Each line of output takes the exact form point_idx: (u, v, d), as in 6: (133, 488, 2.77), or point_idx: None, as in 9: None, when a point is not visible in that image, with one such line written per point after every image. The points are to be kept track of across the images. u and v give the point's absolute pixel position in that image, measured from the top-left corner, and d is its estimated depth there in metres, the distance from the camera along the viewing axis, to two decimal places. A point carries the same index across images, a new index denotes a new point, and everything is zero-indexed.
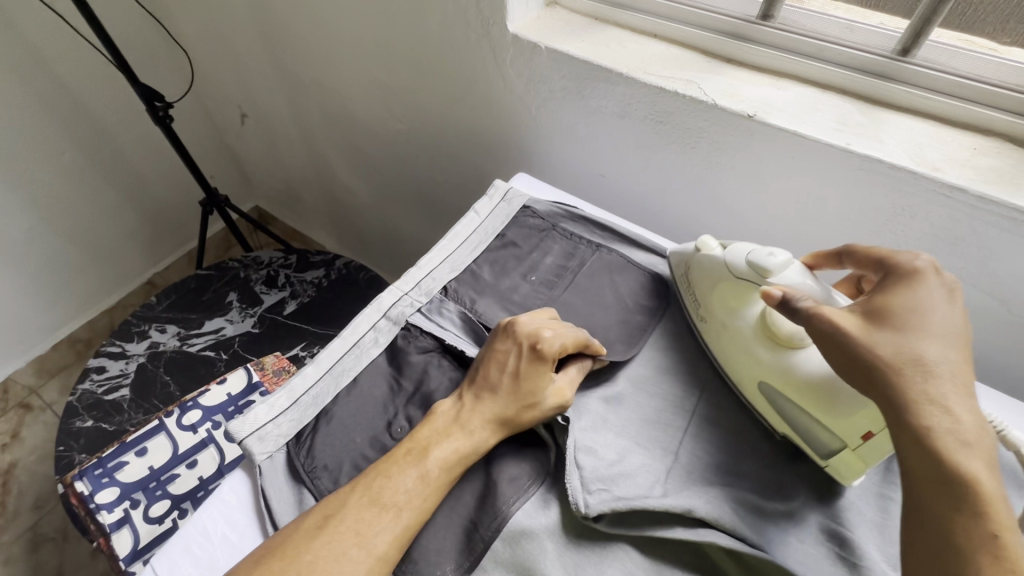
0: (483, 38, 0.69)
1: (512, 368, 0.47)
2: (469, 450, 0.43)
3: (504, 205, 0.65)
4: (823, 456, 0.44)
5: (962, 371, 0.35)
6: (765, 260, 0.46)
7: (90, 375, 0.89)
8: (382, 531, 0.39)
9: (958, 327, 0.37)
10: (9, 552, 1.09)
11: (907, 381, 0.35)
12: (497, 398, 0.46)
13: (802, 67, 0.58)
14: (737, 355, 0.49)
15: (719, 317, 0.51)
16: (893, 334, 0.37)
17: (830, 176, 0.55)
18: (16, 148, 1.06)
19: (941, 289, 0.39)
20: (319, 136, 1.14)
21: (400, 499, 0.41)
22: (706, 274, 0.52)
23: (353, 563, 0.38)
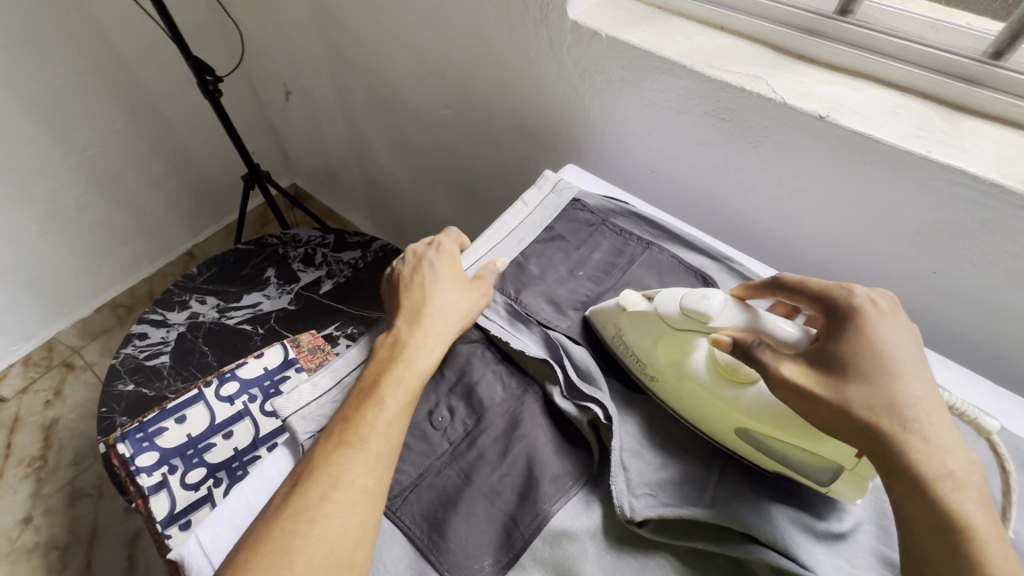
0: (542, 23, 0.67)
1: (435, 282, 0.52)
2: (419, 363, 0.46)
3: (554, 197, 0.64)
4: (825, 483, 0.42)
5: (932, 407, 0.36)
6: (700, 305, 0.44)
7: (134, 340, 0.92)
8: (357, 467, 0.40)
9: (912, 352, 0.38)
10: (48, 503, 1.15)
11: (889, 434, 0.35)
12: (431, 311, 0.50)
13: (879, 67, 0.55)
14: (702, 407, 0.45)
15: (666, 373, 0.47)
16: (861, 381, 0.37)
17: (903, 185, 0.52)
18: (71, 114, 1.09)
19: (883, 311, 0.39)
20: (361, 117, 1.14)
21: (366, 432, 0.41)
22: (640, 327, 0.49)
23: (339, 503, 0.38)
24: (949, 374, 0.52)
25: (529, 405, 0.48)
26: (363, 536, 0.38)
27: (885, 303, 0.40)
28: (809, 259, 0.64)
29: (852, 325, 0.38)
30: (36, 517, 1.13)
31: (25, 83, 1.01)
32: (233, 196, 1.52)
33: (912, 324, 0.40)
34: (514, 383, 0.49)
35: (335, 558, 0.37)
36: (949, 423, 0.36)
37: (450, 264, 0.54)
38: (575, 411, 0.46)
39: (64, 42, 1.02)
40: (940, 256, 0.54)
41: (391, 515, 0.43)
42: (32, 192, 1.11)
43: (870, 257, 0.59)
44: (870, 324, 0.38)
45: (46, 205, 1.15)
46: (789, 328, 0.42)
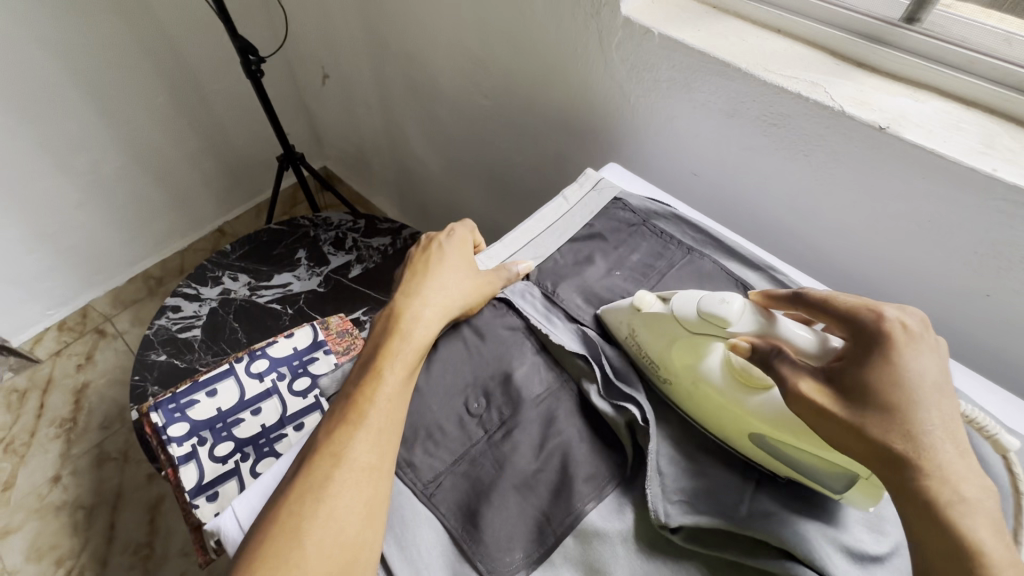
0: (592, 18, 0.66)
1: (434, 270, 0.54)
2: (414, 345, 0.48)
3: (595, 194, 0.64)
4: (838, 490, 0.41)
5: (953, 436, 0.34)
6: (718, 308, 0.43)
7: (167, 312, 0.94)
8: (358, 446, 0.42)
9: (940, 379, 0.35)
10: (76, 464, 1.19)
11: (905, 462, 0.33)
12: (426, 296, 0.51)
13: (943, 79, 0.53)
14: (718, 412, 0.45)
15: (681, 378, 0.47)
16: (879, 406, 0.35)
17: (963, 204, 0.50)
18: (116, 87, 1.11)
19: (914, 336, 0.36)
20: (398, 103, 1.14)
21: (364, 411, 0.43)
22: (656, 328, 0.48)
23: (344, 480, 0.40)
24: (998, 403, 0.50)
25: (564, 401, 0.48)
26: (369, 513, 0.39)
27: (916, 326, 0.37)
28: (853, 272, 0.63)
29: (878, 350, 0.36)
30: (65, 476, 1.17)
31: (75, 54, 1.03)
32: (266, 176, 1.54)
33: (944, 349, 0.37)
34: (553, 376, 0.49)
35: (345, 536, 0.38)
36: (963, 445, 0.34)
37: (450, 253, 0.55)
38: (611, 411, 0.46)
39: (114, 15, 1.04)
40: (995, 278, 0.52)
41: (426, 501, 0.43)
42: (75, 161, 1.14)
43: (917, 274, 0.57)
44: (899, 350, 0.36)
45: (87, 175, 1.18)
46: (806, 336, 0.41)
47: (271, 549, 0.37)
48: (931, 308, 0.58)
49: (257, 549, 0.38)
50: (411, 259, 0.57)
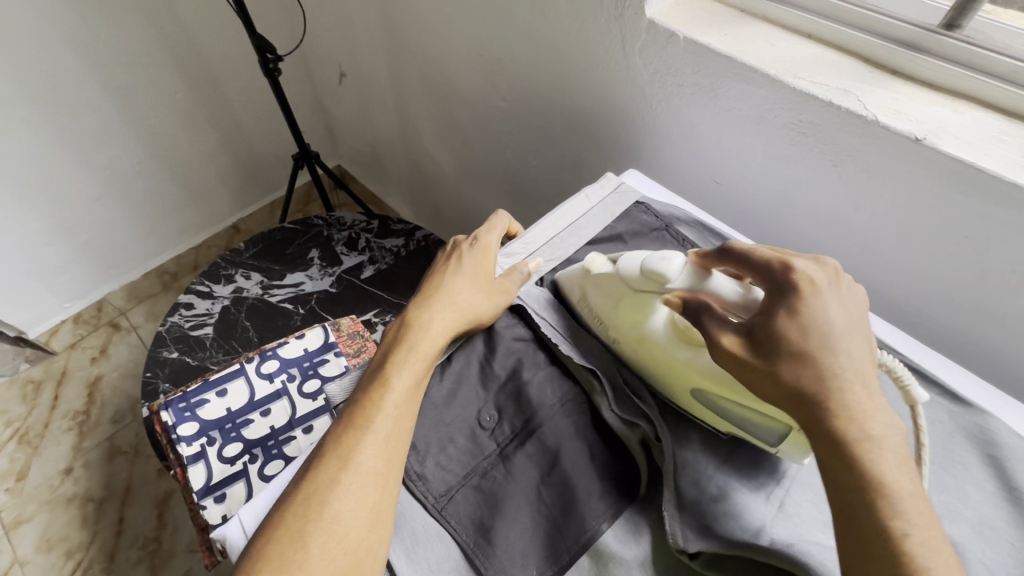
0: (616, 21, 0.64)
1: (454, 272, 0.51)
2: (428, 348, 0.46)
3: (616, 197, 0.62)
4: (775, 443, 0.42)
5: (861, 376, 0.35)
6: (659, 266, 0.44)
7: (180, 309, 0.93)
8: (367, 451, 0.39)
9: (847, 326, 0.37)
10: (88, 456, 1.20)
11: (822, 409, 0.34)
12: (442, 300, 0.49)
13: (983, 88, 0.51)
14: (662, 367, 0.46)
15: (628, 335, 0.48)
16: (791, 354, 0.36)
17: (1001, 220, 0.47)
18: (135, 83, 1.12)
19: (821, 285, 0.38)
20: (413, 103, 1.13)
21: (373, 414, 0.41)
22: (604, 285, 0.50)
23: (349, 485, 0.38)
24: None
25: (579, 416, 0.46)
26: (374, 523, 0.38)
27: (824, 276, 0.38)
28: (880, 288, 0.61)
29: (787, 299, 0.37)
30: (76, 469, 1.18)
31: (96, 50, 1.04)
32: (281, 174, 1.54)
33: (851, 296, 0.38)
34: (565, 387, 0.48)
35: (350, 544, 0.36)
36: (871, 386, 0.35)
37: (469, 254, 0.53)
38: (623, 426, 0.44)
39: (136, 13, 1.04)
40: None
41: (437, 514, 0.42)
42: (95, 156, 1.15)
43: (947, 292, 0.55)
44: (806, 299, 0.37)
45: (105, 170, 1.18)
46: (737, 291, 0.42)
47: (271, 553, 0.36)
48: (965, 328, 0.56)
49: (257, 551, 0.36)
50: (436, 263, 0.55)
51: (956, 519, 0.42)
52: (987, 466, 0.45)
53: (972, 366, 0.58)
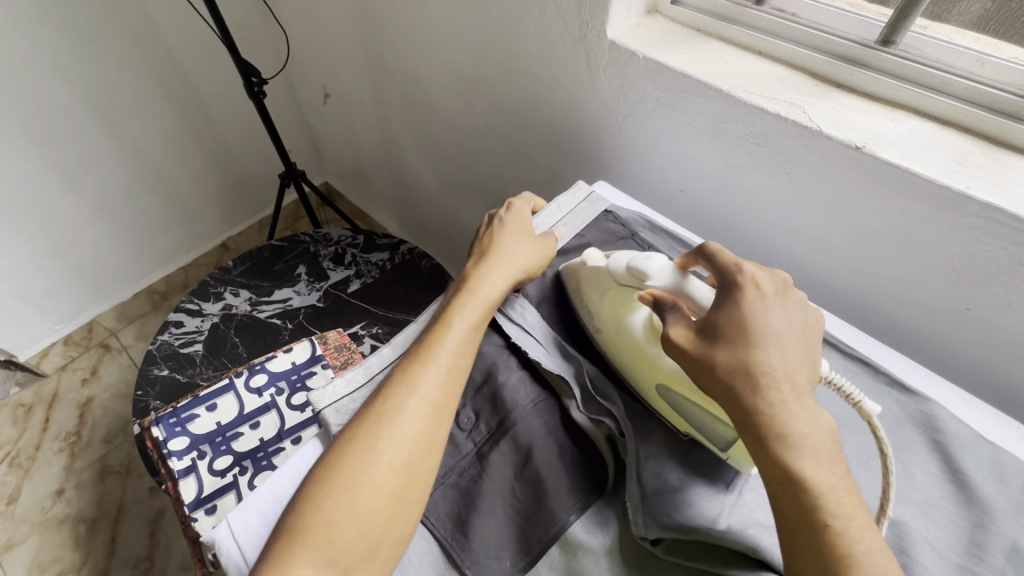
0: (580, 42, 0.68)
1: (505, 238, 0.56)
2: (486, 299, 0.50)
3: (585, 205, 0.65)
4: (723, 449, 0.44)
5: (792, 377, 0.39)
6: (642, 264, 0.49)
7: (170, 328, 0.95)
8: (431, 381, 0.44)
9: (785, 331, 0.41)
10: (80, 478, 1.20)
11: (750, 402, 0.38)
12: (496, 258, 0.53)
13: (919, 99, 0.55)
14: (634, 361, 0.50)
15: (607, 327, 0.52)
16: (727, 347, 0.40)
17: (938, 220, 0.51)
18: (122, 109, 1.14)
19: (765, 293, 0.42)
20: (396, 121, 1.16)
21: (437, 351, 0.45)
22: (594, 279, 0.54)
23: (412, 408, 0.42)
24: (983, 417, 0.51)
25: (549, 416, 0.48)
26: (436, 443, 0.42)
27: (771, 286, 0.43)
28: (836, 288, 0.64)
29: (732, 301, 0.42)
30: (68, 490, 1.18)
31: (84, 77, 1.06)
32: (268, 192, 1.57)
33: (795, 308, 0.43)
34: (537, 391, 0.50)
35: (411, 458, 0.40)
36: (801, 389, 0.39)
37: (512, 222, 0.58)
38: (590, 424, 0.47)
39: (125, 41, 1.07)
40: (972, 293, 0.53)
41: None
42: (85, 179, 1.17)
43: (897, 289, 0.59)
44: (747, 301, 0.41)
45: (96, 194, 1.21)
46: (707, 297, 0.45)
47: (343, 459, 0.39)
48: (916, 323, 0.59)
49: (329, 457, 0.40)
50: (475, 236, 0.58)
51: (903, 501, 0.45)
52: (934, 451, 0.48)
53: (924, 358, 0.61)
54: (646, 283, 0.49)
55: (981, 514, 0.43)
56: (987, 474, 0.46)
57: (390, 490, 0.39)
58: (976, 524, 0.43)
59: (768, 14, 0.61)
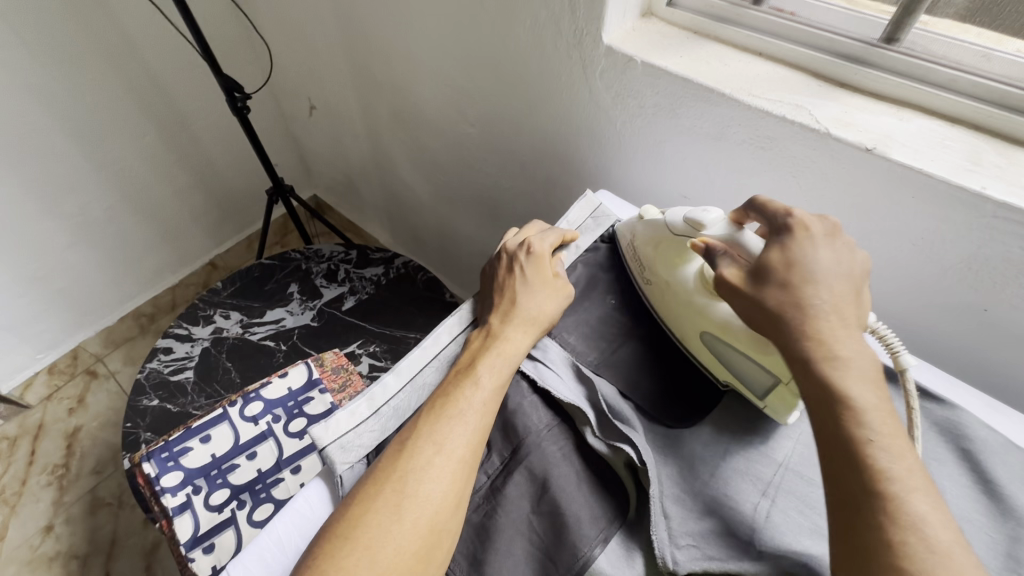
0: (575, 48, 0.66)
1: (528, 276, 0.53)
2: (511, 347, 0.48)
3: (591, 222, 0.63)
4: (761, 396, 0.47)
5: (840, 310, 0.40)
6: (699, 216, 0.49)
7: (158, 355, 0.92)
8: (457, 437, 0.42)
9: (834, 267, 0.41)
10: (69, 512, 1.16)
11: (795, 329, 0.39)
12: (519, 302, 0.51)
13: (927, 97, 0.53)
14: (682, 311, 0.51)
15: (660, 276, 0.53)
16: (777, 282, 0.41)
17: (953, 221, 0.50)
18: (100, 129, 1.10)
19: (815, 234, 0.43)
20: (385, 131, 1.14)
21: (461, 405, 0.43)
22: (650, 232, 0.54)
23: (438, 468, 0.40)
24: (1007, 421, 0.49)
25: (564, 443, 0.46)
26: (460, 504, 0.40)
27: (821, 228, 0.44)
28: None
29: (782, 240, 0.43)
30: (58, 525, 1.14)
31: (59, 99, 1.02)
32: (256, 207, 1.54)
33: (844, 248, 0.43)
34: (549, 415, 0.48)
35: (436, 519, 0.39)
36: (850, 321, 0.40)
37: (534, 258, 0.55)
38: (608, 450, 0.44)
39: (101, 59, 1.04)
40: (989, 293, 0.52)
41: None
42: (64, 203, 1.13)
43: (909, 291, 0.57)
44: (796, 242, 0.42)
45: (77, 217, 1.17)
46: (760, 245, 0.47)
47: (367, 519, 0.38)
48: (929, 324, 0.58)
49: (352, 515, 0.39)
50: (500, 269, 0.56)
51: None
52: (961, 460, 0.46)
53: (940, 357, 0.60)
54: (700, 235, 0.50)
55: (1016, 528, 0.41)
56: (1019, 483, 0.44)
57: (412, 553, 0.37)
58: (1011, 537, 0.41)
59: (767, 14, 0.60)
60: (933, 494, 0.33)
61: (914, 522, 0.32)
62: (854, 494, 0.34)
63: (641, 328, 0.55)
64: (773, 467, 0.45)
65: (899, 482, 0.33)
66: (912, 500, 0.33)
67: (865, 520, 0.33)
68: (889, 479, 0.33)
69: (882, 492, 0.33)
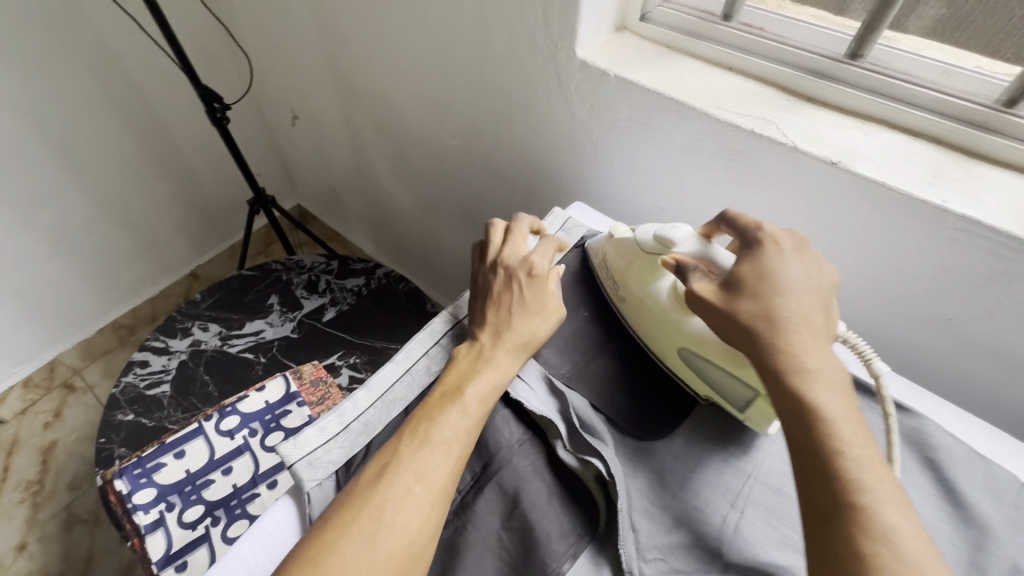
0: (550, 61, 0.67)
1: (523, 295, 0.52)
2: (500, 372, 0.47)
3: (562, 234, 0.63)
4: (741, 409, 0.47)
5: (811, 323, 0.40)
6: (668, 233, 0.50)
7: (134, 368, 0.90)
8: (438, 466, 0.41)
9: (802, 281, 0.41)
10: (43, 530, 1.13)
11: (766, 340, 0.39)
12: (512, 324, 0.50)
13: (890, 112, 0.54)
14: (659, 328, 0.51)
15: (633, 293, 0.53)
16: (749, 295, 0.41)
17: (916, 232, 0.51)
18: (78, 139, 1.09)
19: (783, 247, 0.43)
20: (367, 141, 1.14)
21: (445, 432, 0.42)
22: (620, 249, 0.55)
23: (417, 498, 0.39)
24: (970, 429, 0.50)
25: (536, 457, 0.46)
26: (434, 532, 0.40)
27: (789, 243, 0.44)
28: None
29: (751, 255, 0.43)
30: (31, 544, 1.12)
31: (34, 110, 1.01)
32: (238, 217, 1.53)
33: (811, 262, 0.43)
34: (521, 429, 0.48)
35: (410, 550, 0.38)
36: (820, 333, 0.39)
37: (532, 274, 0.53)
38: (578, 463, 0.44)
39: (79, 69, 1.03)
40: (953, 303, 0.53)
41: None
42: (40, 214, 1.11)
43: (877, 303, 0.58)
44: (766, 255, 0.43)
45: (52, 228, 1.15)
46: (732, 259, 0.47)
47: (339, 548, 0.37)
48: (898, 334, 0.59)
49: (323, 542, 0.37)
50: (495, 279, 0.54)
51: None
52: (927, 469, 0.47)
53: (909, 365, 0.61)
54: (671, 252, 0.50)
55: (978, 535, 0.42)
56: (980, 491, 0.45)
57: None
58: (974, 545, 0.42)
59: (735, 29, 0.61)
60: (904, 505, 0.32)
61: (885, 534, 0.31)
62: (826, 507, 0.33)
63: (614, 339, 0.56)
64: (742, 479, 0.45)
65: (870, 493, 0.32)
66: (882, 511, 0.32)
67: (835, 533, 0.32)
68: (859, 489, 0.32)
69: (853, 502, 0.32)
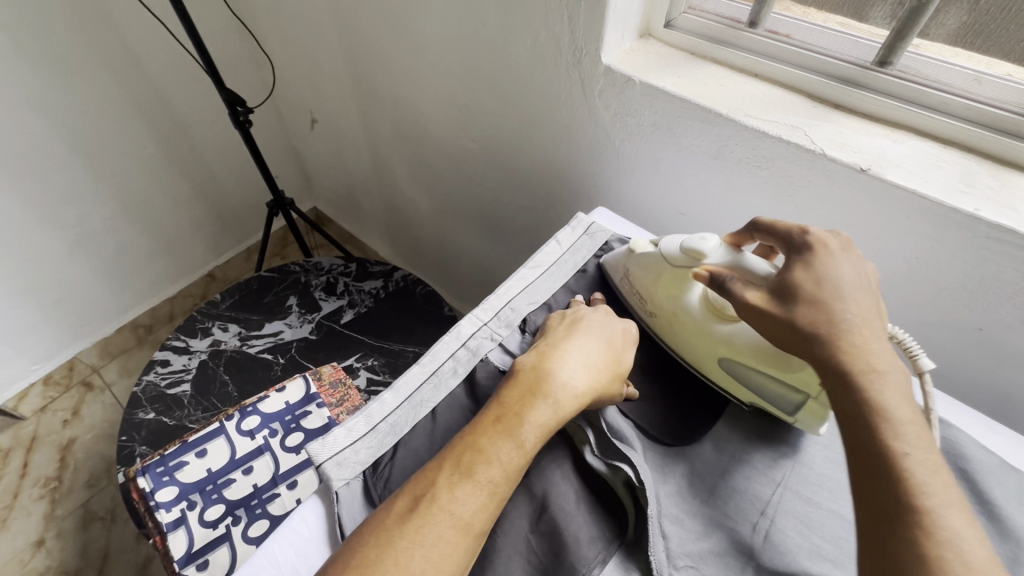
0: (574, 67, 0.67)
1: (591, 334, 0.49)
2: (562, 411, 0.43)
3: (587, 239, 0.64)
4: (791, 413, 0.47)
5: (869, 327, 0.39)
6: (698, 245, 0.49)
7: (155, 367, 0.91)
8: (476, 508, 0.37)
9: (856, 285, 0.41)
10: (60, 526, 1.15)
11: (824, 344, 0.38)
12: (580, 359, 0.46)
13: (919, 120, 0.54)
14: (696, 340, 0.51)
15: (663, 307, 0.53)
16: (806, 300, 0.41)
17: (946, 241, 0.50)
18: (103, 141, 1.11)
19: (834, 249, 0.43)
20: (386, 145, 1.15)
21: (489, 469, 0.39)
22: (645, 264, 0.54)
23: (449, 544, 0.36)
24: (1002, 441, 0.50)
25: (561, 461, 0.46)
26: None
27: (838, 245, 0.44)
28: None
29: (803, 258, 0.43)
30: (49, 540, 1.13)
31: (61, 111, 1.03)
32: (255, 219, 1.55)
33: (862, 265, 0.43)
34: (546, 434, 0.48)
35: None
36: (878, 335, 0.39)
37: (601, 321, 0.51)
38: (607, 469, 0.44)
39: (105, 71, 1.05)
40: (984, 312, 0.53)
41: None
42: (64, 214, 1.13)
43: (903, 312, 0.58)
44: (819, 259, 0.42)
45: (75, 228, 1.17)
46: (768, 264, 0.47)
47: None
48: (924, 343, 0.59)
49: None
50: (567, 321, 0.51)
51: None
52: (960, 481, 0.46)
53: (936, 374, 0.61)
54: (701, 263, 0.49)
55: (1015, 549, 0.41)
56: (1015, 504, 0.44)
57: None
58: (1010, 558, 0.41)
59: (762, 35, 0.61)
60: (967, 508, 0.32)
61: (951, 537, 0.30)
62: (888, 506, 0.32)
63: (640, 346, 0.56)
64: (772, 487, 0.45)
65: (935, 496, 0.32)
66: (947, 514, 0.31)
67: (900, 535, 0.31)
68: (925, 492, 0.32)
69: (914, 505, 0.32)
